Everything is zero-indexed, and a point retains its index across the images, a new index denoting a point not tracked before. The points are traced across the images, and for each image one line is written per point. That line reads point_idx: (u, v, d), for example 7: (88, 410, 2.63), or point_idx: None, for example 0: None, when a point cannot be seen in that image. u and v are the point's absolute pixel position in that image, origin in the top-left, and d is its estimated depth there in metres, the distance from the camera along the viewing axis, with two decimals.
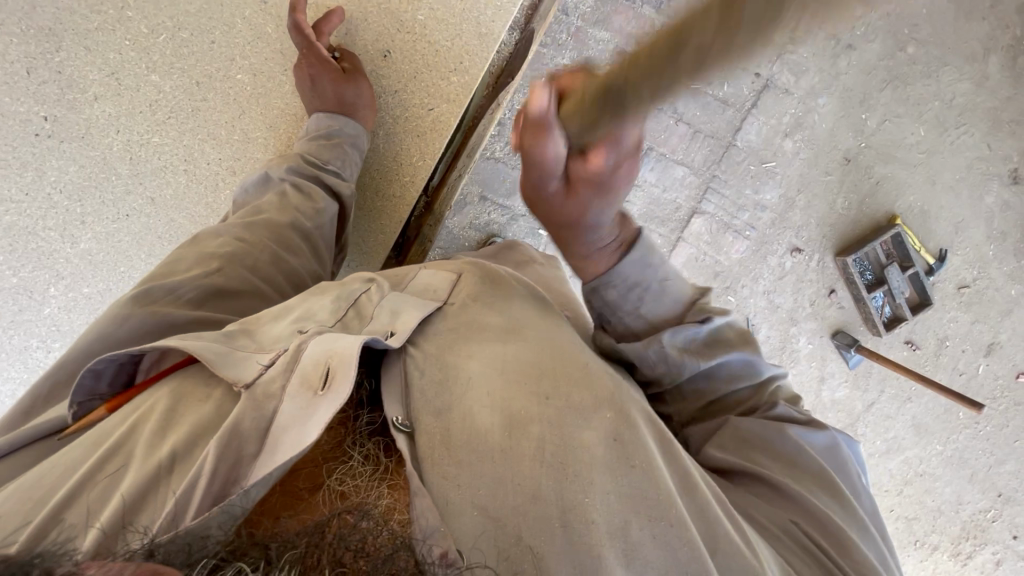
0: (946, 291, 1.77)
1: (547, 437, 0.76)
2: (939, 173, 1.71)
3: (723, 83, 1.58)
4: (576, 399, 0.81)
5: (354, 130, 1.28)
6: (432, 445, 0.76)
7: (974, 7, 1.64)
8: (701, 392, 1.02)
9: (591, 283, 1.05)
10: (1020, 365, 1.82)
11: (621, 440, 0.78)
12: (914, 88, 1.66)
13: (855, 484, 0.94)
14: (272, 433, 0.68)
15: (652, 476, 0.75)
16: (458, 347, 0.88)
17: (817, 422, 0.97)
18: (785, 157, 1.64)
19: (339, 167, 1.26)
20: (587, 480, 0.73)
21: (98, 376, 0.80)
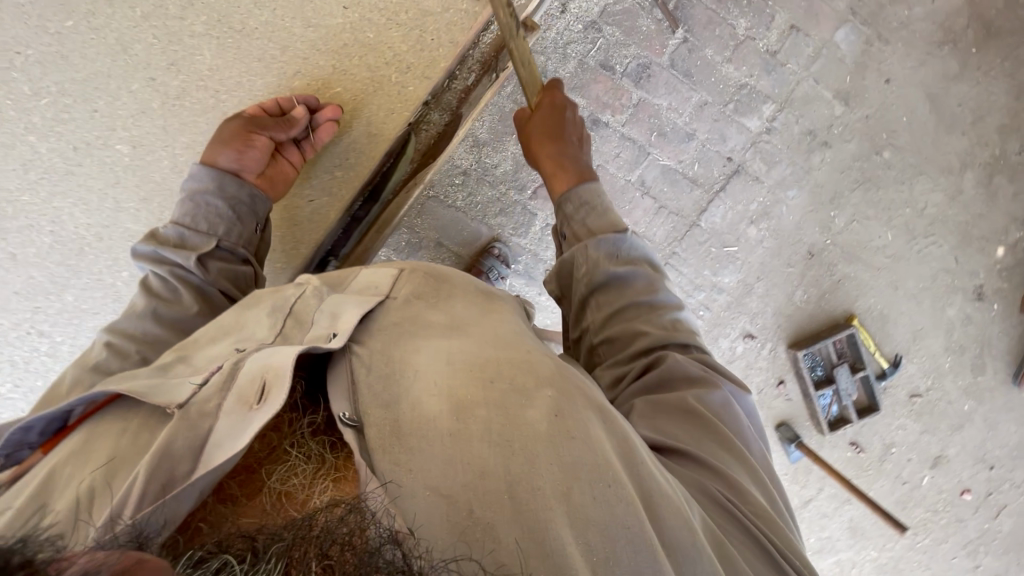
0: (897, 398, 1.76)
1: (493, 420, 0.69)
2: (903, 280, 1.71)
3: (693, 163, 1.59)
4: (522, 379, 0.74)
5: (206, 173, 1.11)
6: (380, 430, 0.68)
7: (954, 122, 1.66)
8: (613, 306, 1.06)
9: (557, 198, 1.20)
10: (965, 482, 1.81)
11: (561, 415, 0.71)
12: (886, 192, 1.67)
13: (751, 436, 0.94)
14: (205, 450, 0.63)
15: (593, 447, 0.69)
16: (406, 341, 0.80)
17: (714, 380, 0.96)
18: (747, 244, 1.64)
19: (195, 226, 1.08)
20: (534, 458, 0.66)
21: (28, 430, 0.72)
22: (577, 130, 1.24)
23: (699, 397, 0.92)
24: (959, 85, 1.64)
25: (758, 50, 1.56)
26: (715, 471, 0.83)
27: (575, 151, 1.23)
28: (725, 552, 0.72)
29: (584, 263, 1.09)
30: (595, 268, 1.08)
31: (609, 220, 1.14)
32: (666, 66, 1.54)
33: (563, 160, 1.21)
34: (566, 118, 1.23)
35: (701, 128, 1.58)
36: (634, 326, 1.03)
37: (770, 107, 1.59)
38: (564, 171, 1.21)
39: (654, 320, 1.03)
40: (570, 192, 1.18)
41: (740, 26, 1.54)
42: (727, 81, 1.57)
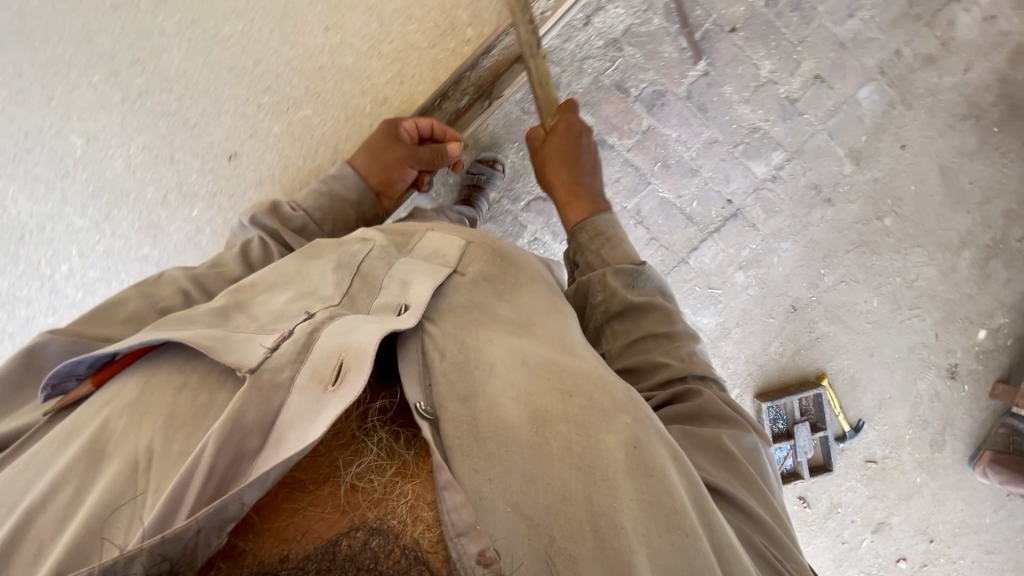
0: (852, 460, 1.79)
1: (575, 439, 0.62)
2: (879, 348, 1.72)
3: (692, 200, 1.58)
4: (604, 396, 0.67)
5: (354, 185, 1.15)
6: (459, 430, 0.61)
7: (962, 199, 1.63)
8: (631, 335, 0.91)
9: (571, 226, 1.07)
10: (903, 551, 1.85)
11: (642, 446, 0.64)
12: (880, 259, 1.66)
13: (778, 491, 0.83)
14: (277, 428, 0.55)
15: (672, 486, 0.63)
16: (477, 334, 0.73)
17: (743, 421, 0.82)
18: (732, 289, 1.66)
19: (312, 216, 1.09)
20: (619, 492, 0.59)
21: (77, 364, 0.66)
22: (591, 158, 1.14)
23: (732, 439, 0.79)
24: (972, 163, 1.60)
25: (777, 96, 1.52)
26: (756, 530, 0.72)
27: (592, 181, 1.12)
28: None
29: (601, 289, 0.94)
30: (613, 291, 0.93)
31: (622, 250, 1.00)
32: (682, 97, 1.50)
33: (577, 187, 1.10)
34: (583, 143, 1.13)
35: (706, 165, 1.56)
36: (654, 355, 0.87)
37: (778, 154, 1.56)
38: (578, 201, 1.10)
39: (675, 351, 0.88)
40: (587, 220, 1.05)
41: (764, 67, 1.50)
42: (740, 122, 1.53)
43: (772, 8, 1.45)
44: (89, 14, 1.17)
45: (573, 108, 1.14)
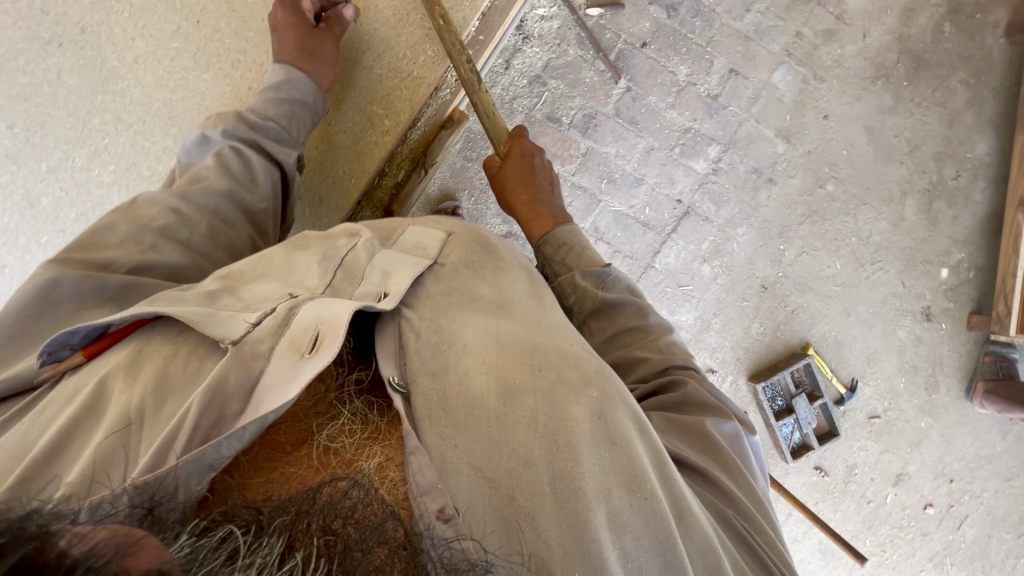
0: (857, 420, 1.82)
1: (541, 408, 0.57)
2: (853, 307, 1.77)
3: (644, 207, 1.64)
4: (574, 368, 0.61)
5: (309, 88, 1.07)
6: (430, 407, 0.57)
7: (892, 152, 1.72)
8: (608, 331, 0.88)
9: (535, 240, 1.02)
10: (928, 496, 1.86)
11: (612, 419, 0.59)
12: (832, 224, 1.73)
13: (761, 478, 0.77)
14: (257, 394, 0.54)
15: (642, 456, 0.58)
16: (451, 309, 0.66)
17: (724, 409, 0.76)
18: (702, 281, 1.71)
19: (278, 122, 1.03)
20: (580, 463, 0.55)
21: (72, 334, 0.62)
22: (546, 173, 1.08)
23: (715, 425, 0.74)
24: (893, 118, 1.70)
25: (699, 95, 1.61)
26: (727, 505, 0.67)
27: (552, 195, 1.06)
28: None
29: (572, 291, 0.91)
30: (584, 291, 0.90)
31: (589, 255, 0.96)
32: (611, 115, 1.57)
33: (537, 204, 1.04)
34: (537, 161, 1.07)
35: (649, 172, 1.62)
36: (631, 351, 0.84)
37: (714, 148, 1.64)
38: (538, 215, 1.04)
39: (651, 343, 0.84)
40: (549, 232, 1.00)
41: (680, 73, 1.58)
42: (671, 126, 1.61)
43: (674, 19, 1.55)
44: (27, 182, 1.15)
45: (521, 133, 1.08)
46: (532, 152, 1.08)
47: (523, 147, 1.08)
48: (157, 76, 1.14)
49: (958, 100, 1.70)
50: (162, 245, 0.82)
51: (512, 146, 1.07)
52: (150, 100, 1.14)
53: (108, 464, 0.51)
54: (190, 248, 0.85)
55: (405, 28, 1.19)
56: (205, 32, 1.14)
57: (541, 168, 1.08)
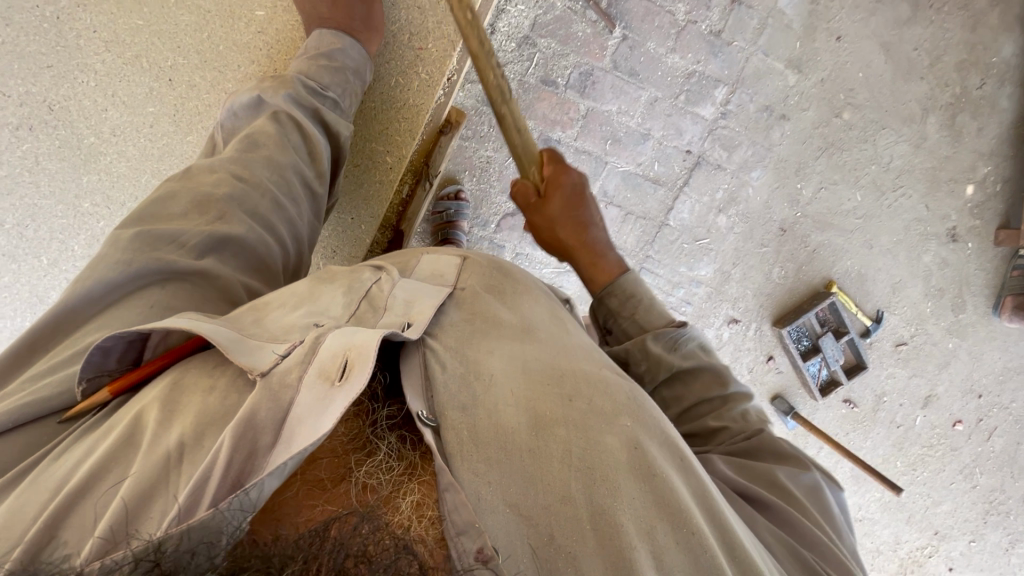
0: (884, 350, 1.82)
1: (574, 439, 0.53)
2: (876, 238, 1.73)
3: (653, 163, 1.57)
4: (605, 397, 0.58)
5: (360, 56, 0.98)
6: (462, 442, 0.52)
7: (912, 68, 1.60)
8: (682, 402, 0.80)
9: (602, 293, 0.88)
10: (956, 414, 1.89)
11: (648, 449, 0.55)
12: (851, 153, 1.65)
13: (843, 526, 0.71)
14: (288, 426, 0.46)
15: (681, 486, 0.54)
16: (477, 339, 0.61)
17: (804, 460, 0.73)
18: (718, 234, 1.67)
19: (334, 97, 0.94)
20: (616, 499, 0.51)
21: (106, 355, 0.57)
22: (597, 208, 0.89)
23: (788, 474, 0.71)
24: (911, 29, 1.57)
25: (702, 33, 1.49)
26: (800, 544, 0.64)
27: (603, 231, 0.91)
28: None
29: (642, 358, 0.80)
30: (657, 362, 0.80)
31: (658, 309, 0.87)
32: (609, 69, 1.47)
33: (597, 248, 0.89)
34: (587, 192, 0.86)
35: (654, 126, 1.54)
36: (706, 421, 0.78)
37: (722, 90, 1.54)
38: (602, 261, 0.89)
39: (726, 412, 0.78)
40: (622, 281, 0.88)
41: (679, 11, 1.46)
42: (673, 72, 1.50)
43: None
44: (33, 276, 1.18)
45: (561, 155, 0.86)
46: (580, 181, 0.86)
47: (569, 176, 0.85)
48: (139, 147, 1.10)
49: None
50: (233, 215, 0.74)
51: (557, 176, 0.84)
52: (136, 174, 1.12)
53: (149, 500, 0.44)
54: (257, 219, 0.77)
55: (393, 52, 1.08)
56: (179, 91, 1.07)
57: (591, 201, 0.88)
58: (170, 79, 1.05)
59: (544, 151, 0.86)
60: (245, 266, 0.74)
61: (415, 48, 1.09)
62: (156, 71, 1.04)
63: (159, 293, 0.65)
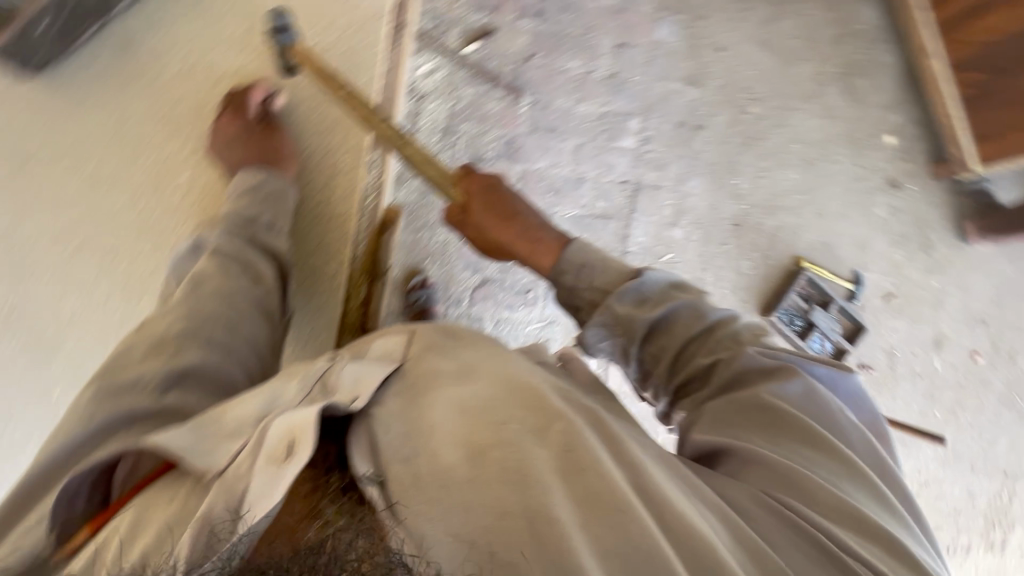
0: (876, 306, 1.83)
1: (508, 457, 0.60)
2: (824, 206, 1.80)
3: (596, 200, 1.65)
4: (535, 419, 0.65)
5: (282, 182, 1.06)
6: (407, 489, 0.59)
7: (794, 54, 1.76)
8: (671, 351, 0.82)
9: (547, 275, 0.93)
10: (971, 346, 1.88)
11: (579, 449, 0.62)
12: (770, 140, 1.76)
13: (847, 420, 0.74)
14: (243, 506, 0.55)
15: (611, 471, 0.61)
16: (422, 395, 0.68)
17: (789, 367, 0.76)
18: (678, 245, 1.72)
19: (265, 219, 1.00)
20: (550, 496, 0.58)
21: (73, 500, 0.64)
22: (522, 202, 0.99)
23: (774, 390, 0.74)
24: (780, 24, 1.74)
25: (600, 80, 1.63)
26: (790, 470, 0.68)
27: (535, 219, 0.98)
28: (762, 558, 0.60)
29: (619, 325, 0.84)
30: (629, 320, 0.83)
31: (611, 271, 0.87)
32: (529, 133, 1.59)
33: (531, 235, 0.96)
34: (502, 191, 0.99)
35: (586, 169, 1.64)
36: (698, 359, 0.80)
37: (636, 121, 1.66)
38: (539, 246, 0.95)
39: (715, 344, 0.80)
40: (559, 260, 0.92)
41: (574, 68, 1.61)
42: (587, 118, 1.63)
43: (546, 24, 1.58)
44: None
45: (470, 166, 1.01)
46: (494, 184, 1.00)
47: (481, 181, 0.99)
48: (95, 324, 1.09)
49: None
50: (188, 346, 0.81)
51: (469, 184, 0.99)
52: (96, 351, 1.09)
53: None
54: (213, 345, 0.83)
55: (309, 173, 1.18)
56: (125, 266, 1.10)
57: (513, 196, 1.00)
58: (112, 252, 1.09)
59: (459, 167, 1.02)
60: (208, 393, 0.80)
61: (329, 164, 1.19)
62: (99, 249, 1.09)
63: (126, 444, 0.64)
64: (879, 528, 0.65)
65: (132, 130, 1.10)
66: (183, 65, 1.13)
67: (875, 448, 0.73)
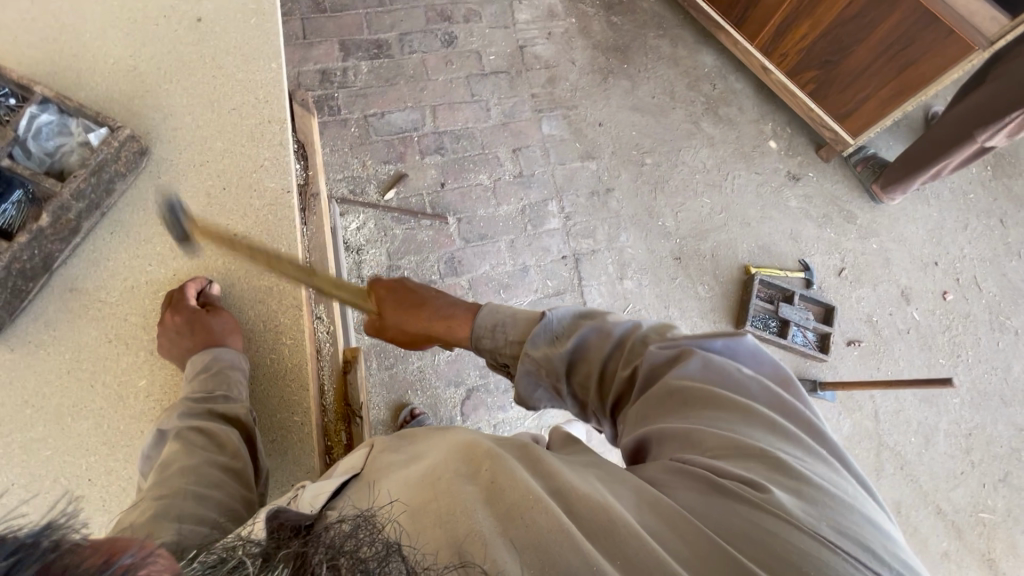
0: (834, 283, 1.91)
1: (432, 506, 0.50)
2: (746, 216, 1.95)
3: (545, 282, 1.75)
4: (455, 459, 0.55)
5: (230, 354, 0.95)
6: None
7: (662, 108, 2.01)
8: (592, 377, 0.77)
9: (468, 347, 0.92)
10: (938, 288, 1.95)
11: (502, 475, 0.52)
12: (675, 179, 1.95)
13: (750, 377, 0.65)
14: None
15: (533, 486, 0.51)
16: (367, 487, 0.60)
17: (686, 349, 0.68)
18: (635, 294, 1.80)
19: (222, 390, 0.90)
20: (473, 532, 0.47)
21: None
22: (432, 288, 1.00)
23: (676, 373, 0.65)
24: (641, 89, 2.01)
25: (509, 182, 1.81)
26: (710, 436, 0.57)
27: (443, 297, 0.99)
28: (685, 531, 0.48)
29: (538, 369, 0.81)
30: (548, 361, 0.80)
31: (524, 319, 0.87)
32: (464, 245, 1.72)
33: (443, 315, 0.96)
34: (413, 290, 0.99)
35: (526, 257, 1.76)
36: (617, 375, 0.74)
37: (553, 203, 1.83)
38: (454, 321, 0.95)
39: (631, 353, 0.74)
40: (473, 328, 0.90)
41: (484, 179, 1.79)
42: (510, 216, 1.78)
43: (448, 153, 1.78)
44: None
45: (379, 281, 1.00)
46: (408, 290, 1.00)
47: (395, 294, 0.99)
48: None
49: (666, 48, 2.07)
50: (161, 527, 0.64)
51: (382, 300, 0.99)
52: None
53: None
54: None
55: (251, 317, 1.05)
56: None
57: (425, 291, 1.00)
58: (69, 480, 0.89)
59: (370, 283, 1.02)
60: None
61: (267, 302, 1.06)
62: (49, 483, 0.88)
63: None
64: (808, 475, 0.54)
65: (38, 343, 0.93)
66: (78, 256, 0.97)
67: (782, 396, 0.62)
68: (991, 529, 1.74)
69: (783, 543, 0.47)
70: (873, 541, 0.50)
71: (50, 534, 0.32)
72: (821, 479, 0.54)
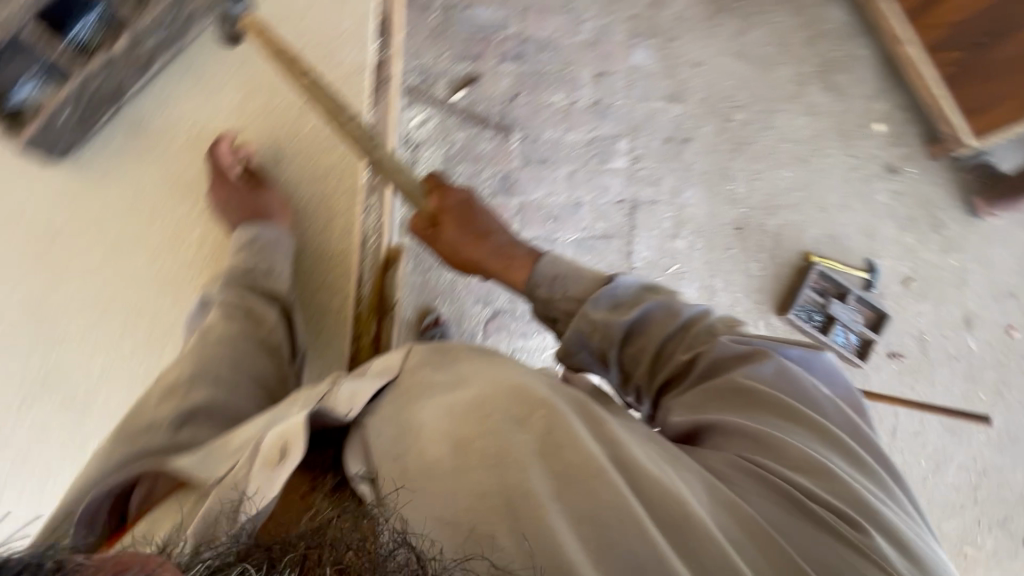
0: (896, 292, 1.79)
1: (493, 448, 0.69)
2: (825, 200, 1.80)
3: (596, 222, 1.69)
4: (517, 409, 0.73)
5: (276, 233, 1.09)
6: (400, 486, 0.68)
7: (770, 60, 1.81)
8: (647, 349, 0.89)
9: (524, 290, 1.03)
10: (1005, 322, 1.82)
11: (558, 432, 0.71)
12: (760, 143, 1.79)
13: (823, 395, 0.81)
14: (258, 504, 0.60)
15: (590, 450, 0.69)
16: (421, 408, 0.77)
17: (760, 351, 0.82)
18: (684, 255, 1.73)
19: (263, 267, 1.05)
20: (530, 480, 0.66)
21: None
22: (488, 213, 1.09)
23: (749, 372, 0.80)
24: (752, 33, 1.80)
25: (584, 108, 1.70)
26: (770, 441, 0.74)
27: (505, 234, 1.08)
28: (737, 511, 0.67)
29: (594, 332, 0.92)
30: (606, 325, 0.91)
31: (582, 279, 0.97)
32: (522, 166, 1.65)
33: (504, 252, 1.06)
34: (473, 206, 1.07)
35: (582, 192, 1.69)
36: (677, 356, 0.86)
37: (623, 142, 1.72)
38: (514, 261, 1.06)
39: (692, 339, 0.86)
40: (533, 274, 1.01)
41: (557, 100, 1.68)
42: (577, 145, 1.69)
43: (527, 63, 1.66)
44: None
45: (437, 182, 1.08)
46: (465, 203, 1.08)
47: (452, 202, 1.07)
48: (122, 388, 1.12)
49: None
50: None
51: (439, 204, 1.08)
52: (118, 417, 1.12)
53: None
54: None
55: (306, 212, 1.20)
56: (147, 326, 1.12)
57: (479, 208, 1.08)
58: None
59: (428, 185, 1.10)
60: None
61: (326, 204, 1.21)
62: None
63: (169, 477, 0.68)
64: (845, 482, 0.72)
65: None
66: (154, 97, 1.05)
67: (847, 415, 0.80)
68: (970, 563, 1.74)
69: (810, 532, 0.67)
70: (896, 535, 0.69)
71: (50, 556, 0.42)
72: (850, 482, 0.72)
